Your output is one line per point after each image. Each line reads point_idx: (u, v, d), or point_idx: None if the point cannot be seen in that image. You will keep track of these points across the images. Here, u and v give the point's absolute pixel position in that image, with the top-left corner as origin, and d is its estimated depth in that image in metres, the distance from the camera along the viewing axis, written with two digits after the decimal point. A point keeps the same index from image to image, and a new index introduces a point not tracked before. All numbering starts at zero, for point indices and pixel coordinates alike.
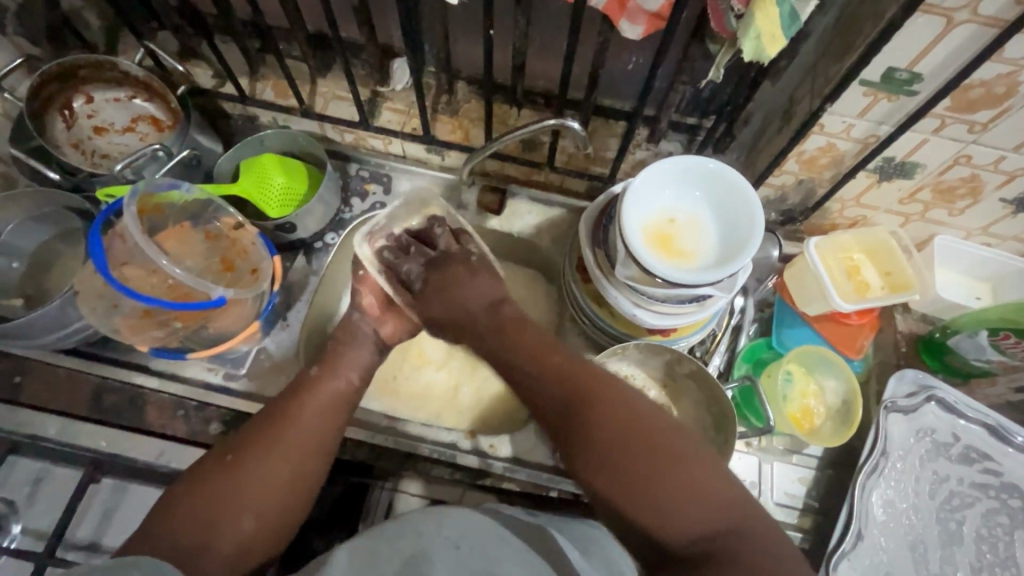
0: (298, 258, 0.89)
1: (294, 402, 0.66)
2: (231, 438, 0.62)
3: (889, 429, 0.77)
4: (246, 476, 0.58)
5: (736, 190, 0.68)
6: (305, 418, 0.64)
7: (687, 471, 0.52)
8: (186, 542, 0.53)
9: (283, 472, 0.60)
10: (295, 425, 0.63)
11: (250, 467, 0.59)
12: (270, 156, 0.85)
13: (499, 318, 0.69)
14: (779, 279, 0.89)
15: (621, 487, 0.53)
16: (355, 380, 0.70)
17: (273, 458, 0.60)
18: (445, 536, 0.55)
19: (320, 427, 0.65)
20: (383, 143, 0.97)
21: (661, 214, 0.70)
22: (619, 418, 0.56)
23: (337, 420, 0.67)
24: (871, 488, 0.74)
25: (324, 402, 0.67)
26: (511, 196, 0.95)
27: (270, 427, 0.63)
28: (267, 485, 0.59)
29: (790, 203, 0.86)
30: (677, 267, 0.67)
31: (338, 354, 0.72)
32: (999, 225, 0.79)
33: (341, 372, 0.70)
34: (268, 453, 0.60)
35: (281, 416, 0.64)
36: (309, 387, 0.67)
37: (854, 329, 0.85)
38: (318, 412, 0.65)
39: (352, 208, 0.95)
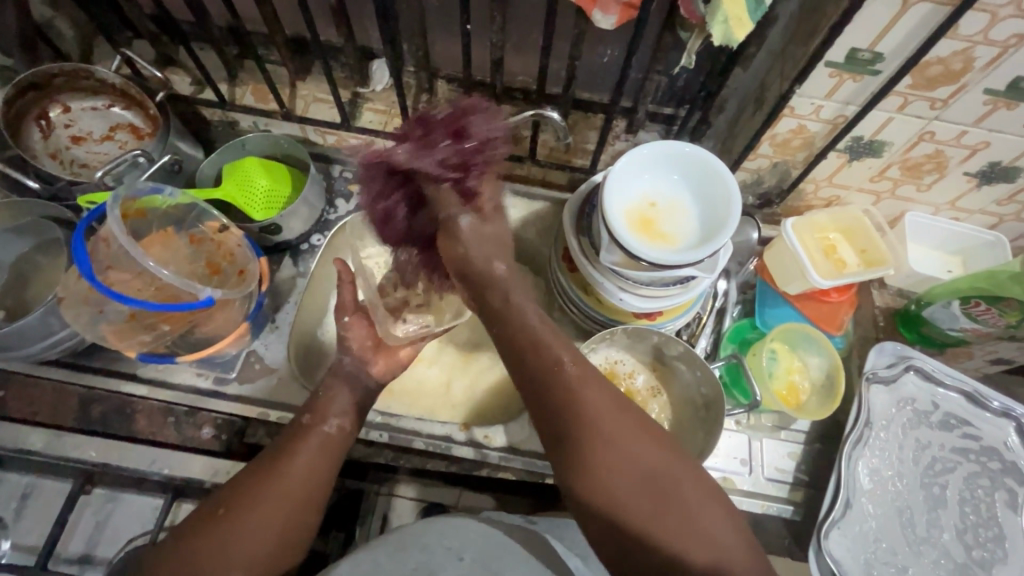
0: (284, 260, 0.89)
1: (287, 452, 0.63)
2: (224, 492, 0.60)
3: (871, 400, 0.80)
4: (233, 530, 0.57)
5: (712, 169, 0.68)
6: (300, 470, 0.61)
7: (700, 506, 0.51)
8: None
9: (274, 525, 0.58)
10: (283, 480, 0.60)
11: (237, 525, 0.57)
12: (252, 159, 0.85)
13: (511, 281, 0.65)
14: (760, 261, 0.91)
15: (640, 502, 0.51)
16: (343, 425, 0.67)
17: (262, 509, 0.58)
18: (451, 549, 0.56)
19: (311, 479, 0.62)
20: (365, 144, 0.98)
21: (643, 199, 0.71)
22: (642, 451, 0.53)
23: (332, 467, 0.64)
24: (856, 458, 0.76)
25: (315, 452, 0.63)
26: None
27: (255, 482, 0.60)
28: (259, 540, 0.57)
29: (766, 186, 0.89)
30: (661, 250, 0.68)
31: (325, 401, 0.69)
32: (965, 199, 0.83)
33: (333, 420, 0.67)
34: (260, 509, 0.58)
35: (270, 471, 0.61)
36: (298, 437, 0.64)
37: (834, 306, 0.88)
38: (312, 458, 0.63)
39: (337, 209, 0.95)
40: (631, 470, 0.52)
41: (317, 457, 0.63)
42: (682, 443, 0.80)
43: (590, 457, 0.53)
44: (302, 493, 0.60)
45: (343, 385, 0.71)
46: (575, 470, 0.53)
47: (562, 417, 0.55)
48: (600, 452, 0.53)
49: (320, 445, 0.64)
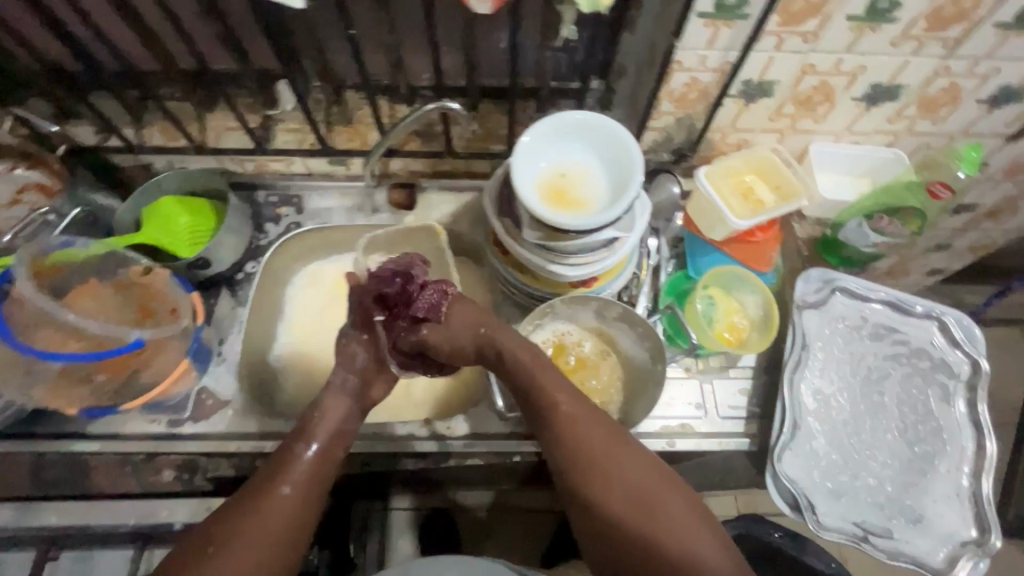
0: (222, 293, 0.89)
1: (273, 481, 0.64)
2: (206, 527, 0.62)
3: (805, 325, 0.84)
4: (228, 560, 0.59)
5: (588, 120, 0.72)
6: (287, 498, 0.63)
7: (684, 518, 0.62)
8: None
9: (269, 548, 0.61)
10: (263, 513, 0.62)
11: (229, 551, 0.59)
12: (171, 199, 0.85)
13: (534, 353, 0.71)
14: (685, 215, 0.95)
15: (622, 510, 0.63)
16: (329, 450, 0.69)
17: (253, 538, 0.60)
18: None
19: (294, 504, 0.64)
20: (285, 165, 0.98)
21: (553, 171, 0.73)
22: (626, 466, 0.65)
23: (316, 491, 0.66)
24: (798, 381, 0.80)
25: (301, 480, 0.66)
26: (422, 190, 0.98)
27: (242, 512, 0.62)
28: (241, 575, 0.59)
29: (677, 141, 0.92)
30: (577, 216, 0.70)
31: (312, 421, 0.71)
32: (859, 122, 0.87)
33: (315, 445, 0.68)
34: (240, 546, 0.60)
35: (257, 504, 0.63)
36: (284, 469, 0.66)
37: (761, 244, 0.92)
38: (298, 489, 0.65)
39: (268, 233, 0.95)
40: (642, 511, 0.62)
41: (303, 488, 0.65)
42: (639, 399, 0.83)
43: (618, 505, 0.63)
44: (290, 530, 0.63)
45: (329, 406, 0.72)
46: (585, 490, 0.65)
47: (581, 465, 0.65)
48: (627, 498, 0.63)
49: (307, 474, 0.66)
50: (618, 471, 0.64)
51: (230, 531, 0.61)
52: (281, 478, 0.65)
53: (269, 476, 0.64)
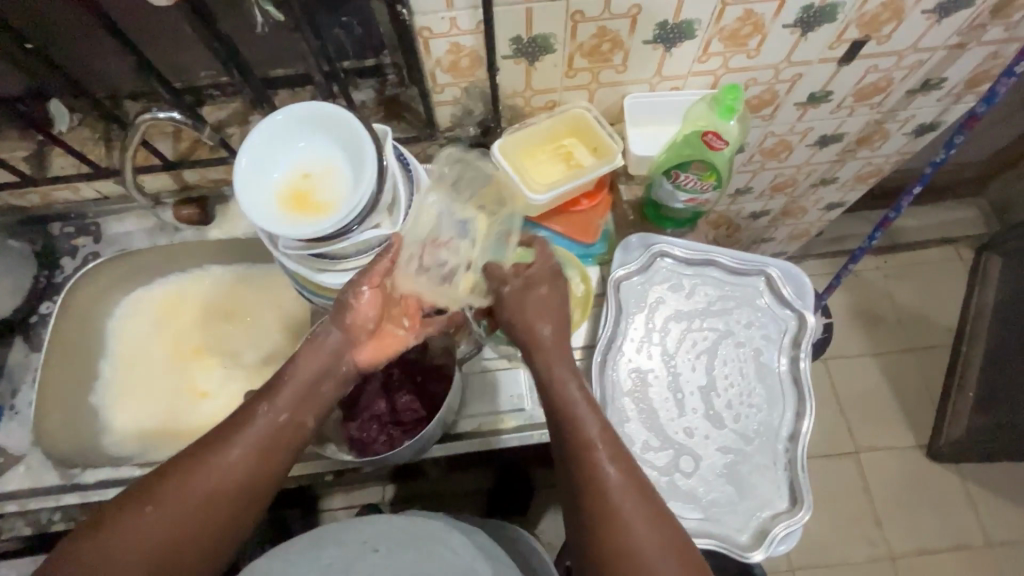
0: (16, 341, 0.85)
1: (218, 459, 0.56)
2: (152, 476, 0.55)
3: (625, 297, 0.78)
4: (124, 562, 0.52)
5: (315, 104, 0.64)
6: (220, 486, 0.55)
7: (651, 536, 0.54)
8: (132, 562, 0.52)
9: (156, 534, 0.53)
10: (188, 485, 0.55)
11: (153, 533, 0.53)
12: None
13: (548, 350, 0.65)
14: None
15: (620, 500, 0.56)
16: (302, 418, 0.61)
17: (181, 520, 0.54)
18: (367, 542, 0.66)
19: (235, 487, 0.56)
20: (72, 192, 0.89)
21: (293, 174, 0.66)
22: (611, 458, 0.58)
23: (269, 467, 0.59)
24: (612, 360, 0.75)
25: (250, 447, 0.58)
26: (224, 199, 0.91)
27: (178, 474, 0.55)
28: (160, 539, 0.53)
29: (477, 113, 0.84)
30: (315, 222, 0.63)
31: (283, 378, 0.62)
32: (667, 67, 0.79)
33: (284, 410, 0.60)
34: (171, 510, 0.54)
35: (185, 479, 0.55)
36: (221, 447, 0.57)
37: (586, 214, 0.85)
38: (241, 464, 0.57)
39: (64, 269, 0.90)
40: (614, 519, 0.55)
41: (246, 470, 0.57)
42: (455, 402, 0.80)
43: (602, 508, 0.56)
44: (213, 512, 0.55)
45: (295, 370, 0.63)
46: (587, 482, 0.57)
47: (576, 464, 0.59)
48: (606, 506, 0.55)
49: (269, 433, 0.59)
50: (606, 476, 0.57)
51: (162, 486, 0.55)
52: (237, 437, 0.58)
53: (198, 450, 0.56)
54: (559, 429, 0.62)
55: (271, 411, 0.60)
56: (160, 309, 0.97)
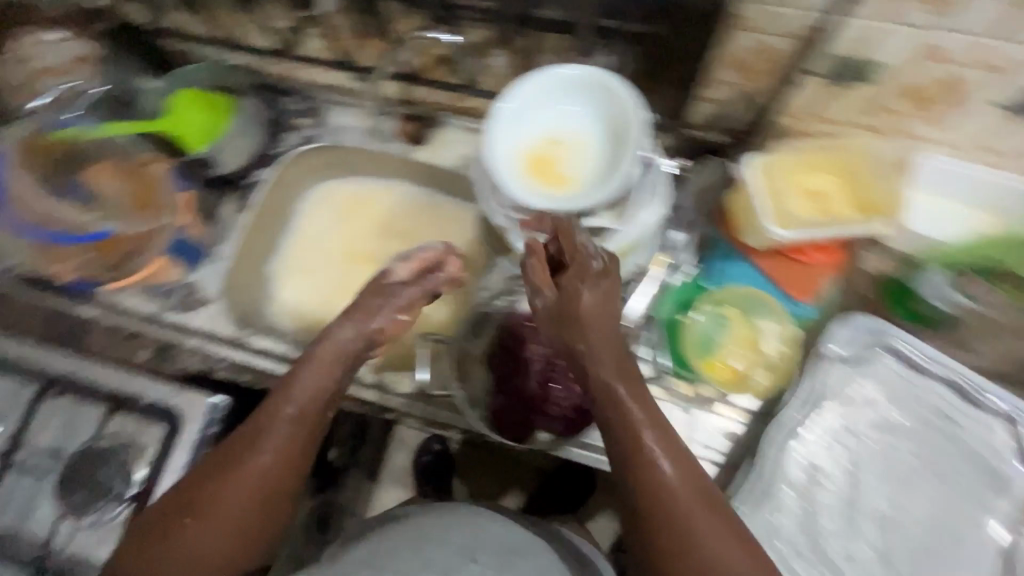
0: (229, 194, 0.91)
1: (255, 447, 0.58)
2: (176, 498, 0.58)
3: (829, 380, 0.69)
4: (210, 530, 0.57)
5: (594, 71, 0.59)
6: (264, 468, 0.58)
7: None
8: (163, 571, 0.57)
9: (217, 530, 0.57)
10: (239, 486, 0.57)
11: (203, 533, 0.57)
12: (187, 92, 0.84)
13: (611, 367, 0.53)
14: (722, 212, 0.78)
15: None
16: (297, 433, 0.59)
17: (241, 505, 0.57)
18: (460, 549, 0.63)
19: (281, 478, 0.58)
20: (312, 73, 0.93)
21: (543, 137, 0.61)
22: (713, 535, 0.49)
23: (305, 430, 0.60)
24: (790, 440, 0.68)
25: (248, 484, 0.57)
26: (440, 125, 0.90)
27: (216, 484, 0.57)
28: (212, 550, 0.57)
29: (737, 121, 0.74)
30: (554, 195, 0.59)
31: (278, 394, 0.60)
32: (998, 138, 0.65)
33: (291, 405, 0.59)
34: (217, 529, 0.57)
35: (221, 490, 0.57)
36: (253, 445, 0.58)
37: (809, 268, 0.75)
38: (254, 476, 0.57)
39: (284, 142, 0.94)
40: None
41: (278, 468, 0.58)
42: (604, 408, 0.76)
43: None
44: (249, 509, 0.57)
45: (592, 326, 0.53)
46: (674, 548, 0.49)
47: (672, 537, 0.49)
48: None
49: (283, 452, 0.58)
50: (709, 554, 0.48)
51: (207, 494, 0.57)
52: (236, 463, 0.58)
53: (231, 455, 0.58)
54: (614, 445, 0.52)
55: (297, 400, 0.60)
56: (343, 205, 0.98)
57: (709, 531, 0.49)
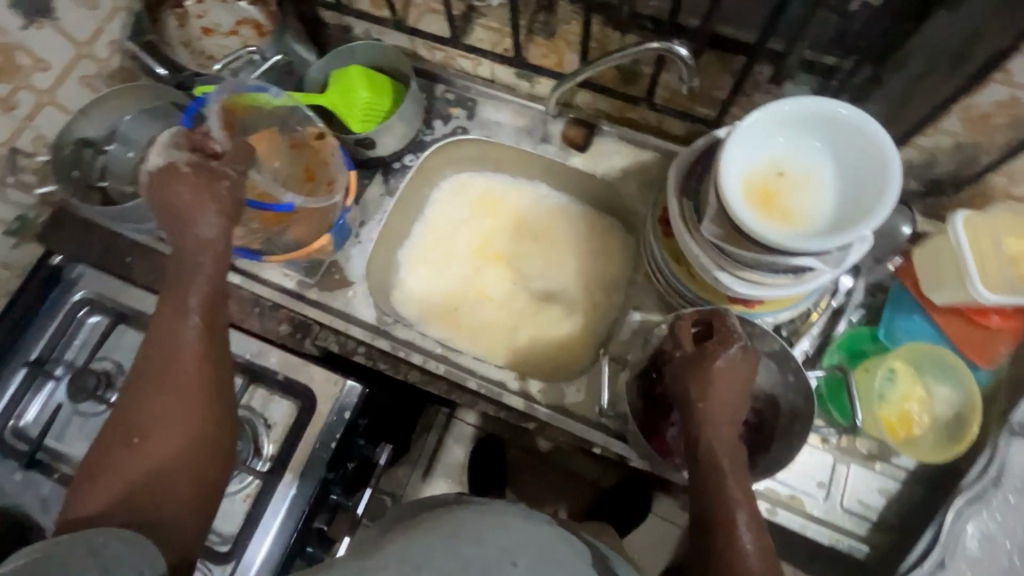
0: (376, 176, 0.90)
1: (176, 381, 0.57)
2: (122, 419, 0.57)
3: (1010, 457, 0.65)
4: (153, 462, 0.55)
5: (843, 105, 0.55)
6: (185, 398, 0.57)
7: None
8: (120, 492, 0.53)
9: (166, 420, 0.56)
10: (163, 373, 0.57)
11: (158, 447, 0.55)
12: (359, 68, 0.85)
13: (721, 437, 0.56)
14: (905, 262, 0.75)
15: None
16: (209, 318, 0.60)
17: (182, 434, 0.56)
18: (506, 549, 0.47)
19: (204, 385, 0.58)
20: (471, 64, 0.91)
21: (769, 166, 0.59)
22: None
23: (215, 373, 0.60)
24: (967, 517, 0.64)
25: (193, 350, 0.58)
26: (600, 133, 0.87)
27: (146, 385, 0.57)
28: (167, 451, 0.55)
29: (939, 171, 0.70)
30: (778, 229, 0.57)
31: (179, 279, 0.60)
32: None
33: (195, 317, 0.59)
34: (157, 425, 0.56)
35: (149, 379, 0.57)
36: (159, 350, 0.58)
37: (990, 334, 0.71)
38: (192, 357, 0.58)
39: (433, 130, 0.92)
40: None
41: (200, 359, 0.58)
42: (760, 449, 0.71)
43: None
44: (175, 404, 0.57)
45: (717, 385, 0.58)
46: None
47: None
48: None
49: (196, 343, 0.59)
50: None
51: (146, 417, 0.56)
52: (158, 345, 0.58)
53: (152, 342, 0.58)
54: (703, 507, 0.55)
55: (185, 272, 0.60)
56: (479, 201, 0.95)
57: None
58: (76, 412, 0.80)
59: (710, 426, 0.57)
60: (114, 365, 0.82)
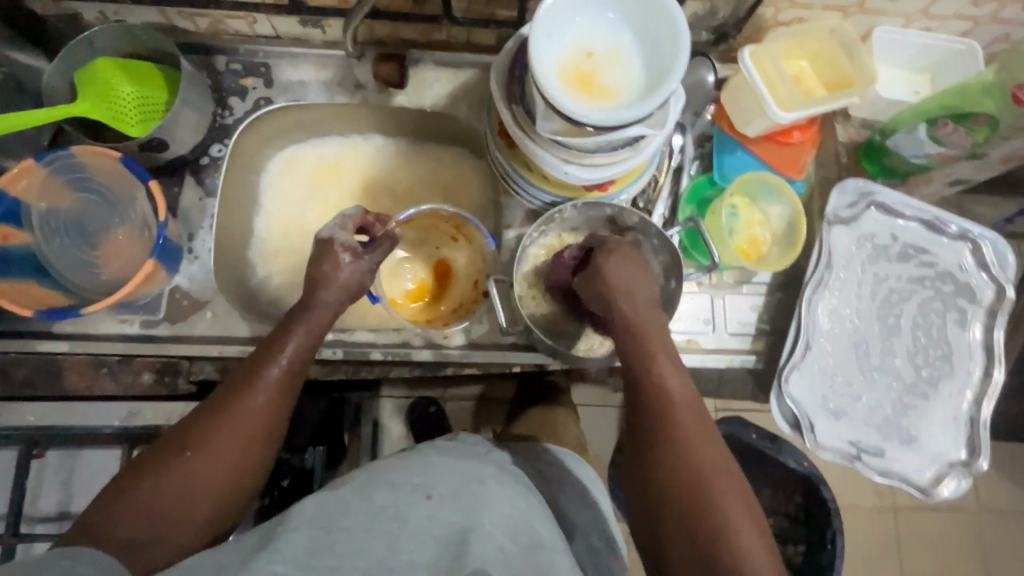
0: (186, 180, 0.79)
1: (246, 389, 0.58)
2: (177, 434, 0.56)
3: (831, 241, 0.78)
4: (207, 473, 0.54)
5: None
6: (259, 411, 0.57)
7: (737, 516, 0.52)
8: (160, 507, 0.52)
9: (232, 447, 0.56)
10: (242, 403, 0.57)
11: (205, 465, 0.54)
12: (106, 62, 0.70)
13: (641, 315, 0.61)
14: (718, 107, 0.83)
15: (715, 481, 0.54)
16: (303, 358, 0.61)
17: (237, 456, 0.56)
18: (420, 489, 0.53)
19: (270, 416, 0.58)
20: (246, 24, 0.79)
21: (577, 50, 0.60)
22: (700, 446, 0.55)
23: (280, 413, 0.60)
24: (816, 301, 0.76)
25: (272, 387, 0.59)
26: (414, 63, 0.84)
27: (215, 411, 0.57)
28: (216, 475, 0.55)
29: (720, 16, 0.77)
30: (602, 108, 0.58)
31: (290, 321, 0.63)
32: (940, 4, 0.73)
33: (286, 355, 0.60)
34: (216, 445, 0.55)
35: (224, 404, 0.57)
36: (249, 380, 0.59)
37: (796, 147, 0.82)
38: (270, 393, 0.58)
39: (233, 110, 0.81)
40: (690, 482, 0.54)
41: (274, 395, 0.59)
42: None
43: (693, 487, 0.53)
44: (245, 432, 0.56)
45: (620, 264, 0.62)
46: (662, 439, 0.56)
47: (679, 432, 0.56)
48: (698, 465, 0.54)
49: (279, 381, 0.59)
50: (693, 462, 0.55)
51: (203, 433, 0.55)
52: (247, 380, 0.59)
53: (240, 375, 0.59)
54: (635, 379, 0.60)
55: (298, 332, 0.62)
56: (315, 172, 0.87)
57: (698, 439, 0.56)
58: None
59: (618, 298, 0.61)
60: None
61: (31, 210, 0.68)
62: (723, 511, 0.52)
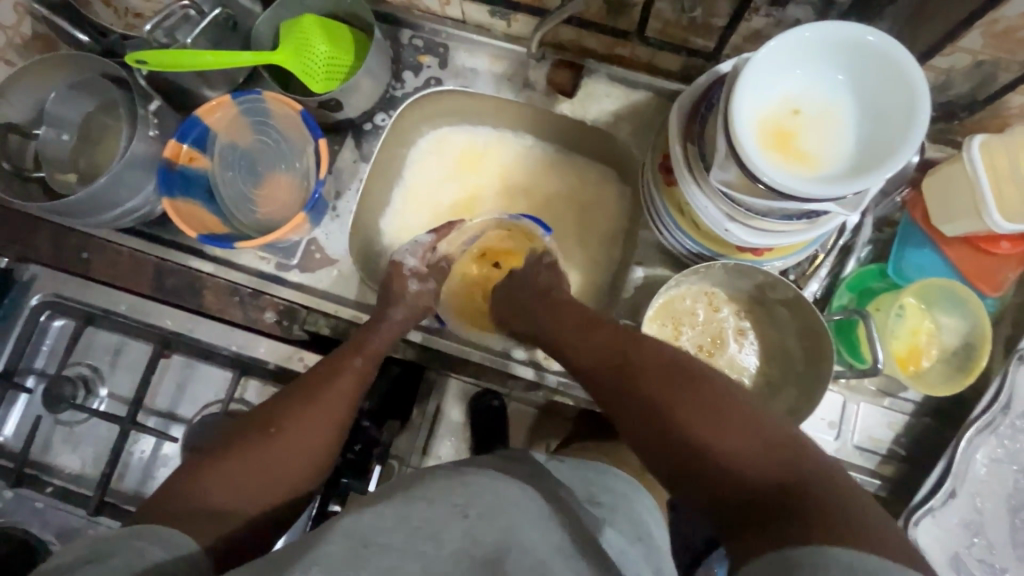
0: (347, 140, 0.83)
1: (328, 377, 0.64)
2: (268, 412, 0.60)
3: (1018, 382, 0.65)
4: (286, 452, 0.57)
5: (862, 30, 0.51)
6: (337, 399, 0.62)
7: (754, 425, 0.48)
8: (240, 479, 0.54)
9: (312, 432, 0.60)
10: (326, 394, 0.62)
11: (289, 443, 0.58)
12: (310, 17, 0.74)
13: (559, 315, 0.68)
14: (914, 193, 0.72)
15: (696, 387, 0.53)
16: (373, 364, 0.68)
17: (316, 439, 0.59)
18: (455, 504, 0.44)
19: (345, 407, 0.63)
20: (438, 4, 0.80)
21: (784, 104, 0.54)
22: (677, 361, 0.56)
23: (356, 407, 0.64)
24: (977, 445, 0.64)
25: (352, 382, 0.64)
26: (587, 74, 0.81)
27: (302, 398, 0.61)
28: (295, 456, 0.58)
29: (953, 92, 0.66)
30: (797, 174, 0.52)
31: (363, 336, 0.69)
32: None
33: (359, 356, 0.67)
34: (298, 425, 0.59)
35: (310, 393, 0.62)
36: (335, 369, 0.65)
37: (999, 258, 0.69)
38: (348, 384, 0.64)
39: (404, 83, 0.84)
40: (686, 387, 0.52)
41: (356, 388, 0.64)
42: (768, 402, 0.71)
43: (702, 414, 0.50)
44: (325, 418, 0.61)
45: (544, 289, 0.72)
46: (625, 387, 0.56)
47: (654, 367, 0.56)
48: (678, 369, 0.54)
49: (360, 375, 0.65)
50: (689, 430, 0.49)
51: (289, 412, 0.60)
52: (335, 373, 0.64)
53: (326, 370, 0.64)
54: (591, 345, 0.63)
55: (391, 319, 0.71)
56: (459, 158, 0.87)
57: (665, 365, 0.56)
58: (58, 423, 0.76)
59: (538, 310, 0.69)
60: (91, 370, 0.77)
61: (216, 140, 0.75)
62: (739, 435, 0.48)
